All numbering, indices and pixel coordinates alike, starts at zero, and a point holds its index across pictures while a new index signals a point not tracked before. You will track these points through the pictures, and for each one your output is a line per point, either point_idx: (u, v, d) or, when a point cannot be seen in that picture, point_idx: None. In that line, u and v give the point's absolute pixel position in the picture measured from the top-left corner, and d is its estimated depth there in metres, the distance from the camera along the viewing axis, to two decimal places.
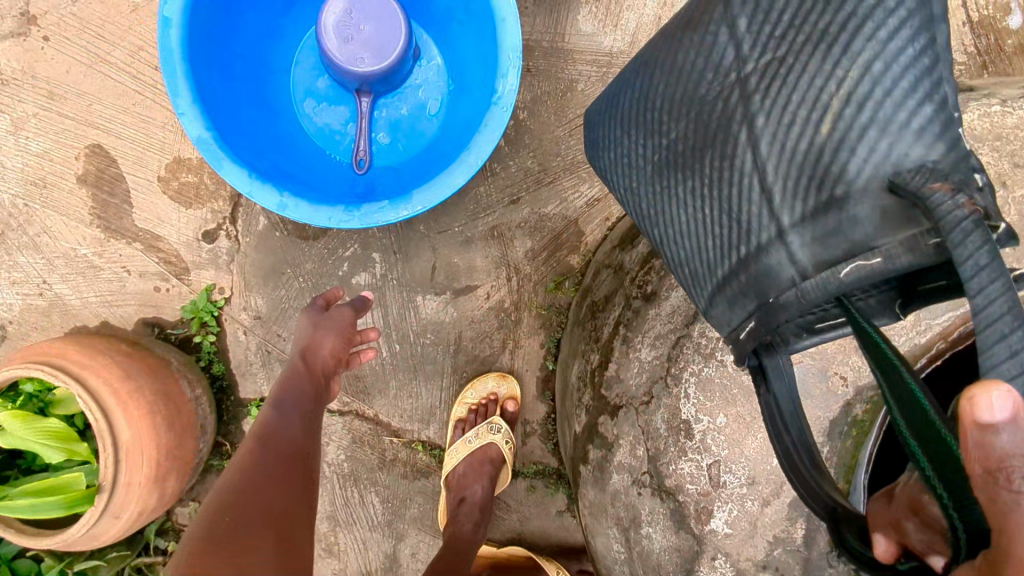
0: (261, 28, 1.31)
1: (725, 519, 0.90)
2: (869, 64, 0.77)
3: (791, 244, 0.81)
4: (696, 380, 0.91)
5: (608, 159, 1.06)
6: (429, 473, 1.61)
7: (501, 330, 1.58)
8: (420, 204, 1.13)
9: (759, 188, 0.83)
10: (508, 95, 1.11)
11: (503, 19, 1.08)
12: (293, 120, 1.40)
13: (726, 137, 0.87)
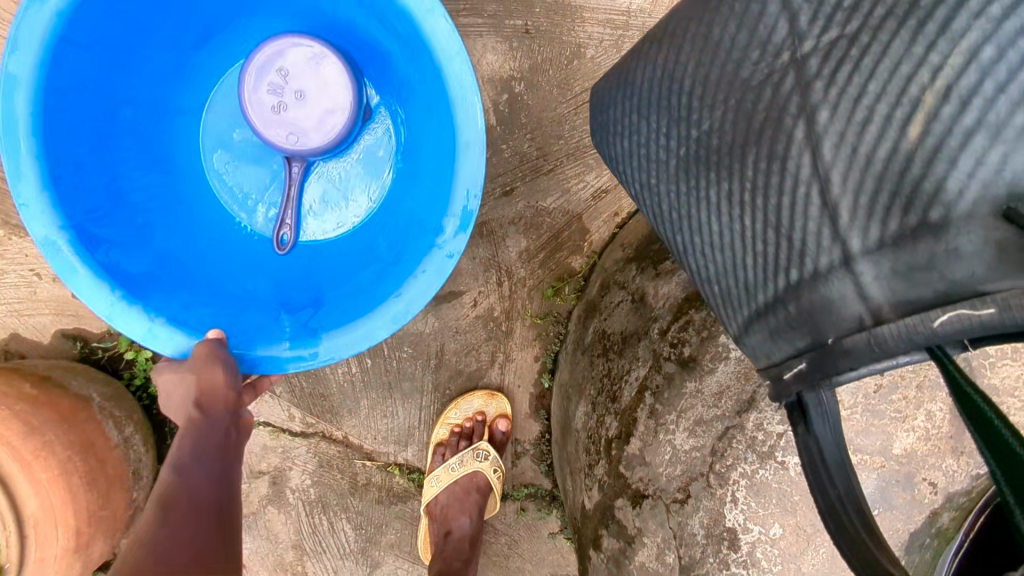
0: (159, 75, 0.98)
1: None
2: (975, 49, 0.54)
3: (861, 279, 0.59)
4: (746, 483, 0.72)
5: (620, 147, 0.83)
6: (407, 498, 1.42)
7: (490, 341, 1.37)
8: (341, 346, 0.86)
9: (818, 206, 0.61)
10: (454, 240, 0.83)
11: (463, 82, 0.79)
12: (200, 183, 1.06)
13: (775, 132, 0.65)
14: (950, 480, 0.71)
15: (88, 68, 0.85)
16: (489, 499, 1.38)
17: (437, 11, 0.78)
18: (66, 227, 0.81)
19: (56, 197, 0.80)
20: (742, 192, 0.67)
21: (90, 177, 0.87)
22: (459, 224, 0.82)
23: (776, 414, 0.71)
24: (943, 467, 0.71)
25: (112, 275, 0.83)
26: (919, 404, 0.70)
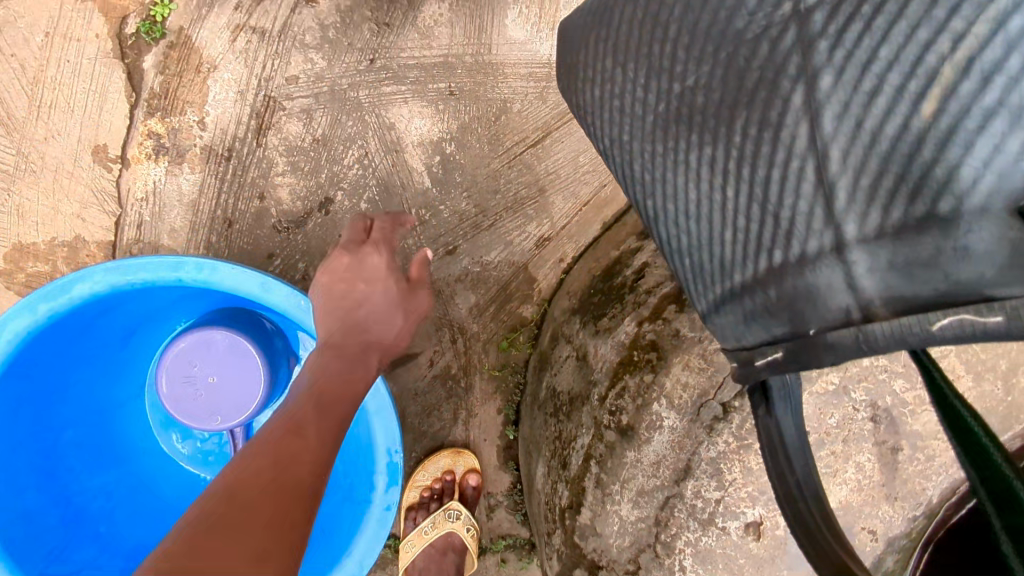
0: (95, 381, 1.12)
1: None
2: (1003, 16, 0.49)
3: (853, 269, 0.54)
4: (691, 550, 0.73)
5: (587, 94, 0.73)
6: (385, 564, 1.41)
7: (451, 399, 1.36)
8: None
9: (813, 182, 0.55)
10: (389, 493, 1.01)
11: (377, 416, 0.99)
12: (152, 456, 1.22)
13: (770, 95, 0.57)
14: (887, 525, 0.73)
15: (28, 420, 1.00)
16: (467, 557, 1.36)
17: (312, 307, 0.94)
18: None
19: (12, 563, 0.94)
20: (727, 160, 0.61)
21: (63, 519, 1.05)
22: (389, 511, 1.01)
23: (712, 480, 0.72)
24: (878, 515, 0.72)
25: None
26: (847, 457, 0.72)
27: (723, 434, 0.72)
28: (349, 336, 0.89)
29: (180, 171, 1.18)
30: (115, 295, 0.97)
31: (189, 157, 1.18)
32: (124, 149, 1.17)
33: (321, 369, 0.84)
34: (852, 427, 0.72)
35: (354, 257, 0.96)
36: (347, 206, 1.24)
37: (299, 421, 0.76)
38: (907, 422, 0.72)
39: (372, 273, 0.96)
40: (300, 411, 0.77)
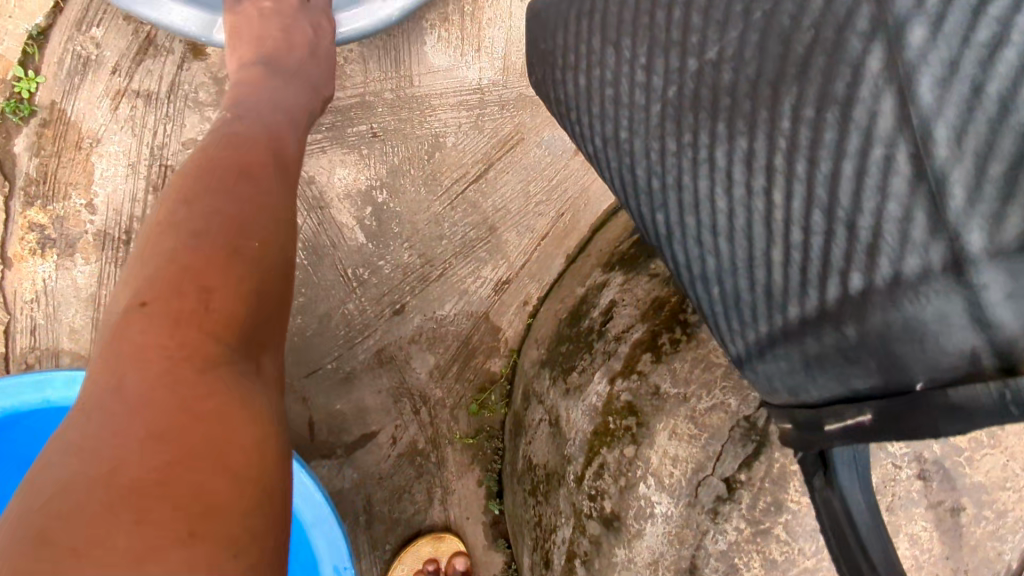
0: None
1: None
2: None
3: (983, 297, 0.43)
4: None
5: (574, 85, 0.66)
6: None
7: (423, 478, 1.19)
8: None
9: (907, 175, 0.45)
10: None
11: (315, 528, 0.85)
12: None
13: (832, 63, 0.49)
14: None
15: None
16: None
17: None
18: None
19: None
20: (772, 154, 0.52)
21: None
22: None
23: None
24: None
25: None
26: (898, 529, 0.61)
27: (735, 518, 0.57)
28: (261, 129, 0.73)
29: (71, 263, 1.03)
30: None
31: (81, 246, 1.03)
32: (4, 247, 1.01)
33: (221, 139, 0.69)
34: (896, 490, 0.61)
35: (259, 89, 0.82)
36: None
37: (212, 212, 0.58)
38: (964, 474, 0.62)
39: (275, 90, 0.83)
40: (210, 203, 0.59)
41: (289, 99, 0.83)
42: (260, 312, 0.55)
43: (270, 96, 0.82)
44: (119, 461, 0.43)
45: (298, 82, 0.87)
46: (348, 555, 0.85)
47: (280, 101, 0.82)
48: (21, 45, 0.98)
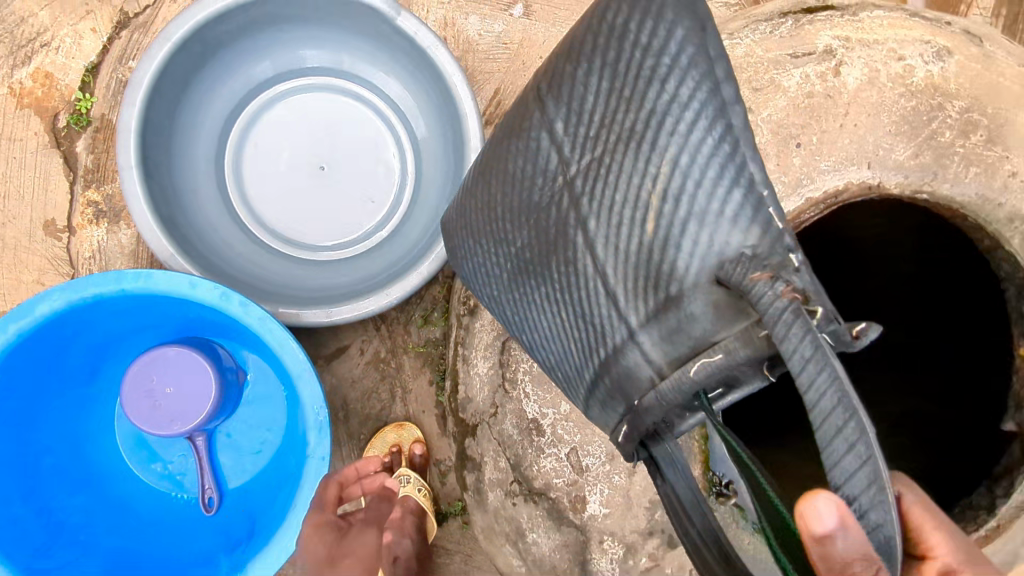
0: (68, 414, 1.32)
1: (600, 502, 0.90)
2: (676, 158, 0.62)
3: (642, 346, 0.69)
4: (529, 376, 0.92)
5: (468, 268, 0.89)
6: None
7: (386, 381, 1.54)
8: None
9: (603, 295, 0.71)
10: (320, 448, 1.18)
11: (300, 378, 1.18)
12: (125, 477, 1.39)
13: (563, 240, 0.73)
14: None
15: (44, 436, 1.28)
16: (426, 519, 1.48)
17: (231, 294, 1.16)
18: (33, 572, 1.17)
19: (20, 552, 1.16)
20: (555, 292, 0.76)
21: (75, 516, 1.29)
22: (324, 462, 1.18)
23: None
24: None
25: None
26: None
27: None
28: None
29: (118, 228, 1.43)
30: (78, 320, 1.19)
31: (124, 217, 1.43)
32: (70, 219, 1.42)
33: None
34: None
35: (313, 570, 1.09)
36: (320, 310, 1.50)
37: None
38: None
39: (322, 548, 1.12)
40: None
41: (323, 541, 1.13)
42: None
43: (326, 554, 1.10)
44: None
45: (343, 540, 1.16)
46: (323, 402, 1.18)
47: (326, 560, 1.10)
48: (82, 77, 1.41)
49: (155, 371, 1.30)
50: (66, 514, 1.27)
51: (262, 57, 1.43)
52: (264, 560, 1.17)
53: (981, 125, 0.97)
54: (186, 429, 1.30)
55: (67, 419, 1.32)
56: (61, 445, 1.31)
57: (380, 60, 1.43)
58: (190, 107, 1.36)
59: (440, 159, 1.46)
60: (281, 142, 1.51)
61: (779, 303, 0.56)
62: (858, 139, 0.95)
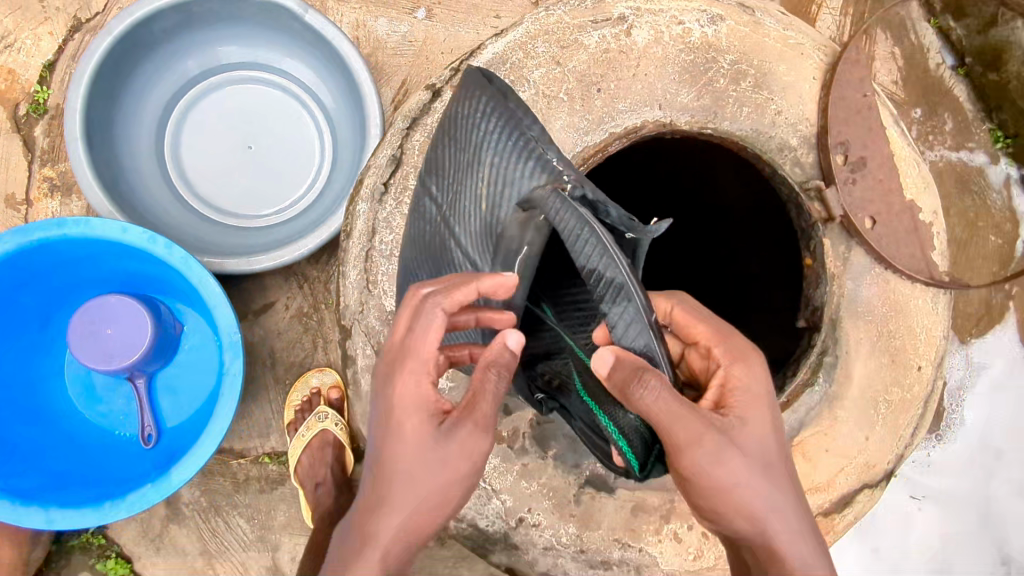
0: (23, 356, 1.53)
1: (447, 378, 1.19)
2: (481, 146, 0.99)
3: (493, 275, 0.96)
4: (386, 275, 1.16)
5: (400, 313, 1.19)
6: (285, 480, 1.75)
7: (309, 332, 1.76)
8: (178, 476, 1.37)
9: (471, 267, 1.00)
10: (234, 365, 1.42)
11: (217, 307, 1.41)
12: (73, 416, 1.60)
13: (444, 247, 1.04)
14: None
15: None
16: (344, 450, 1.69)
17: (158, 238, 1.39)
18: None
19: None
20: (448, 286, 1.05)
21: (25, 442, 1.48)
22: (237, 378, 1.42)
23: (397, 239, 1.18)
24: None
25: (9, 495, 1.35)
26: None
27: (392, 193, 1.16)
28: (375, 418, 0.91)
29: (69, 200, 1.65)
30: (29, 265, 1.42)
31: (76, 191, 1.65)
32: (27, 193, 1.64)
33: (393, 454, 0.87)
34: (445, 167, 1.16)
35: (398, 395, 0.88)
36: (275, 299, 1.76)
37: (397, 538, 0.88)
38: None
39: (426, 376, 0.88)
40: (383, 530, 0.87)
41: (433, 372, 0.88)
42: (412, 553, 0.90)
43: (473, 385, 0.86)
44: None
45: (421, 350, 0.88)
46: (237, 329, 1.43)
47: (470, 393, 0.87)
48: (40, 72, 1.65)
49: (97, 315, 1.52)
50: (22, 443, 1.47)
51: (194, 53, 1.68)
52: (187, 462, 1.38)
53: (749, 74, 1.21)
54: (125, 365, 1.52)
55: (21, 361, 1.53)
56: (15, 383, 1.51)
57: (295, 50, 1.69)
58: (131, 95, 1.61)
59: (349, 132, 1.70)
60: (214, 125, 1.75)
61: (542, 189, 0.90)
62: (648, 85, 1.19)
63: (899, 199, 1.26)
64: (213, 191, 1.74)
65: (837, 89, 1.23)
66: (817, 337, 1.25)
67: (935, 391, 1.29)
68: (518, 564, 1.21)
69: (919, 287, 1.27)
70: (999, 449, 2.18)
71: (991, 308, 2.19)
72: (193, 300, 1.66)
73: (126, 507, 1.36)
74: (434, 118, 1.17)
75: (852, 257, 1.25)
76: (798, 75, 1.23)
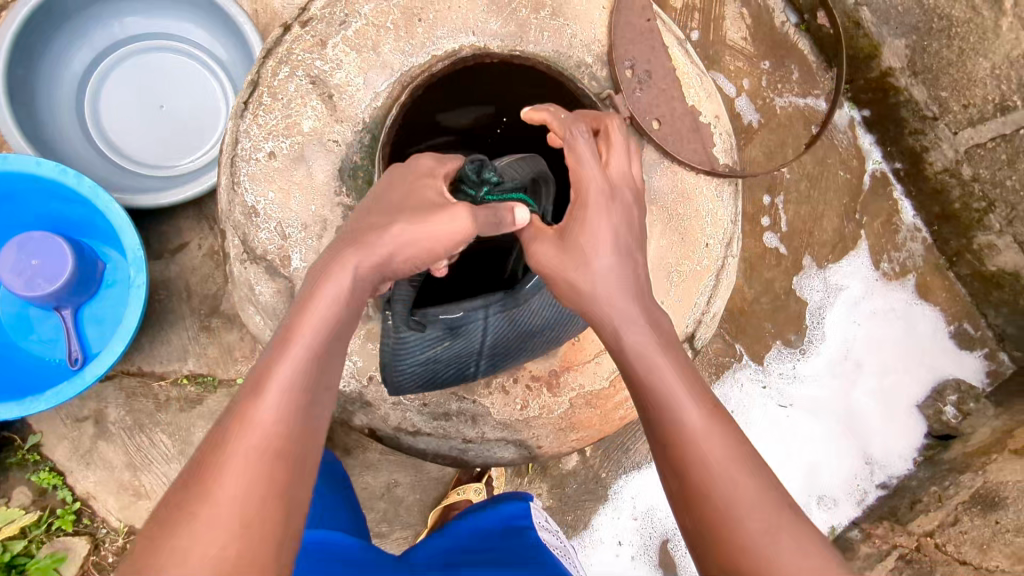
0: None
1: (300, 257, 1.38)
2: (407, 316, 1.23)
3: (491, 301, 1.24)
4: (246, 177, 1.38)
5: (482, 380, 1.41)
6: (203, 399, 1.95)
7: (220, 267, 1.98)
8: (90, 374, 1.59)
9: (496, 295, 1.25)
10: (139, 278, 1.64)
11: (123, 230, 1.63)
12: (9, 344, 1.83)
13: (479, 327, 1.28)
14: (342, 137, 1.40)
15: None
16: None
17: (69, 171, 1.62)
18: None
19: None
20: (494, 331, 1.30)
21: None
22: (141, 291, 1.64)
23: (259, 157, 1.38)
24: (331, 131, 1.40)
25: None
26: (304, 107, 1.40)
27: (250, 109, 1.40)
28: (308, 296, 0.99)
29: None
30: None
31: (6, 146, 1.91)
32: None
33: (308, 313, 0.96)
34: (291, 87, 1.39)
35: (337, 267, 1.00)
36: (193, 246, 1.99)
37: (293, 386, 0.90)
38: (331, 76, 1.40)
39: (385, 246, 1.01)
40: (284, 373, 0.90)
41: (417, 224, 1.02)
42: (315, 405, 0.92)
43: (390, 255, 1.02)
44: (222, 556, 0.76)
45: (368, 235, 1.02)
46: (140, 248, 1.65)
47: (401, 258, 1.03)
48: None
49: (21, 246, 1.72)
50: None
51: (106, 23, 1.94)
52: (98, 362, 1.60)
53: (547, 4, 1.48)
54: (48, 294, 1.72)
55: None
56: None
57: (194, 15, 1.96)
58: (49, 61, 1.87)
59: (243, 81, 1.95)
60: (128, 89, 1.99)
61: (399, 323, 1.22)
62: (461, 15, 1.45)
63: (680, 105, 1.54)
64: (130, 145, 1.98)
65: (620, 15, 1.51)
66: None
67: (725, 266, 1.53)
68: (374, 420, 1.44)
69: (703, 177, 1.52)
70: (858, 360, 2.42)
71: (846, 236, 2.44)
72: (112, 240, 1.88)
73: (45, 400, 1.58)
74: (283, 47, 1.41)
75: (645, 154, 1.51)
76: (589, 5, 1.50)
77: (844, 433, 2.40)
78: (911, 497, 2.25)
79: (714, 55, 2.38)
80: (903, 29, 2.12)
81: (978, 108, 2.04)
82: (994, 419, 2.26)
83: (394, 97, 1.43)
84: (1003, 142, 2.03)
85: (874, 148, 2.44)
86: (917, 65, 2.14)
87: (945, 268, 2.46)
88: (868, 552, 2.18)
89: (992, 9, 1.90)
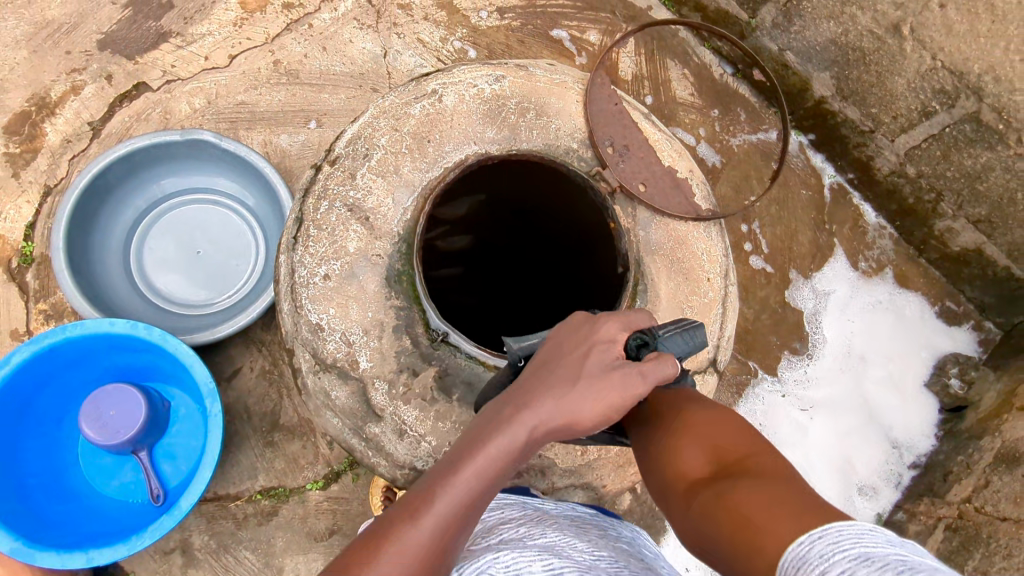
0: (42, 453, 1.93)
1: (366, 358, 1.58)
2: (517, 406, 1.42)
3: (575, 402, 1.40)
4: (308, 300, 1.59)
5: None
6: (277, 510, 2.09)
7: (274, 385, 2.16)
8: (186, 503, 1.73)
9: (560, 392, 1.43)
10: (215, 407, 1.82)
11: (194, 366, 1.82)
12: (92, 495, 1.97)
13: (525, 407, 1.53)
14: (383, 252, 1.63)
15: (27, 465, 1.88)
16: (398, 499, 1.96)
17: (140, 324, 1.81)
18: (18, 539, 1.69)
19: (16, 529, 1.71)
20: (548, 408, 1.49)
21: (54, 516, 1.84)
22: (218, 418, 1.81)
23: (315, 280, 1.60)
24: (374, 248, 1.62)
25: (49, 547, 1.71)
26: (347, 232, 1.63)
27: (300, 242, 1.62)
28: (487, 423, 0.98)
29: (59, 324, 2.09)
30: (38, 366, 1.82)
31: (66, 314, 2.16)
32: (28, 325, 2.14)
33: (474, 457, 0.94)
34: (334, 216, 1.63)
35: (515, 421, 0.97)
36: (246, 369, 2.17)
37: (445, 526, 0.90)
38: (364, 202, 1.64)
39: (565, 408, 0.97)
40: (440, 512, 0.90)
41: (594, 397, 0.98)
42: (448, 552, 0.91)
43: (568, 421, 0.97)
44: None
45: (554, 398, 0.97)
46: (211, 380, 1.82)
47: (577, 428, 0.99)
48: (24, 232, 2.21)
49: (95, 401, 1.88)
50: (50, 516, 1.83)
51: (139, 192, 2.18)
52: (190, 491, 1.75)
53: (530, 108, 1.75)
54: (130, 439, 1.87)
55: (39, 459, 1.92)
56: (39, 472, 1.90)
57: (216, 169, 2.21)
58: (97, 236, 2.10)
59: (270, 217, 2.20)
60: (168, 241, 2.23)
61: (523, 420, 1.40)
62: (462, 130, 1.71)
63: (659, 167, 1.81)
64: (174, 294, 2.19)
65: (593, 103, 1.79)
66: (629, 275, 1.66)
67: (728, 294, 1.75)
68: None
69: (691, 224, 1.77)
70: (861, 354, 2.62)
71: (822, 246, 2.69)
72: (175, 380, 2.05)
73: (147, 536, 1.72)
74: (319, 185, 1.65)
75: (639, 215, 1.75)
76: (565, 102, 1.78)
77: (868, 428, 2.56)
78: (942, 470, 2.41)
79: (669, 112, 2.70)
80: (825, 64, 2.46)
81: (906, 117, 2.34)
82: (997, 382, 2.44)
83: (419, 207, 1.66)
84: (934, 141, 2.32)
85: (826, 164, 2.73)
86: (845, 91, 2.46)
87: (915, 256, 2.70)
88: (919, 530, 2.32)
89: (894, 37, 2.21)
